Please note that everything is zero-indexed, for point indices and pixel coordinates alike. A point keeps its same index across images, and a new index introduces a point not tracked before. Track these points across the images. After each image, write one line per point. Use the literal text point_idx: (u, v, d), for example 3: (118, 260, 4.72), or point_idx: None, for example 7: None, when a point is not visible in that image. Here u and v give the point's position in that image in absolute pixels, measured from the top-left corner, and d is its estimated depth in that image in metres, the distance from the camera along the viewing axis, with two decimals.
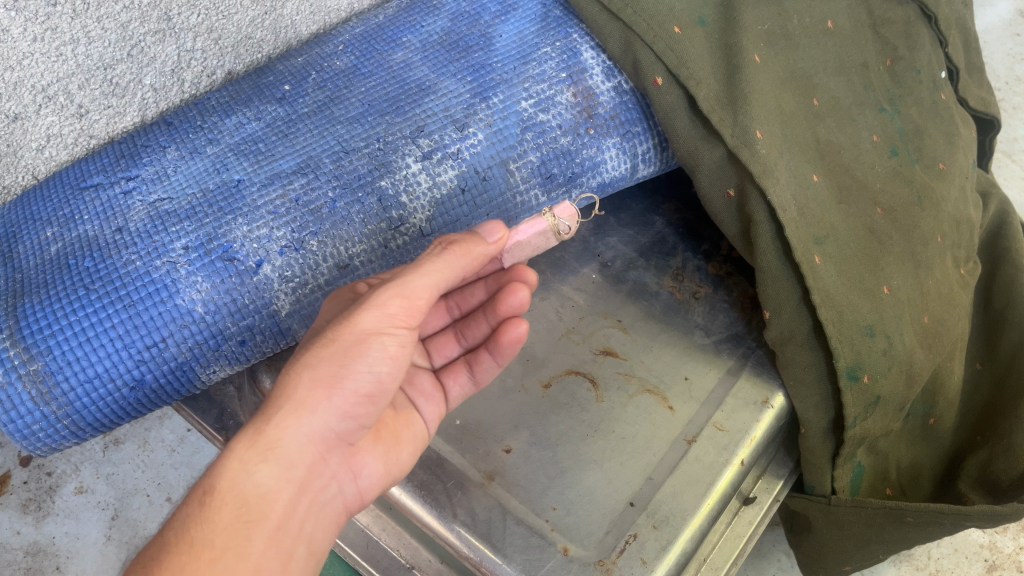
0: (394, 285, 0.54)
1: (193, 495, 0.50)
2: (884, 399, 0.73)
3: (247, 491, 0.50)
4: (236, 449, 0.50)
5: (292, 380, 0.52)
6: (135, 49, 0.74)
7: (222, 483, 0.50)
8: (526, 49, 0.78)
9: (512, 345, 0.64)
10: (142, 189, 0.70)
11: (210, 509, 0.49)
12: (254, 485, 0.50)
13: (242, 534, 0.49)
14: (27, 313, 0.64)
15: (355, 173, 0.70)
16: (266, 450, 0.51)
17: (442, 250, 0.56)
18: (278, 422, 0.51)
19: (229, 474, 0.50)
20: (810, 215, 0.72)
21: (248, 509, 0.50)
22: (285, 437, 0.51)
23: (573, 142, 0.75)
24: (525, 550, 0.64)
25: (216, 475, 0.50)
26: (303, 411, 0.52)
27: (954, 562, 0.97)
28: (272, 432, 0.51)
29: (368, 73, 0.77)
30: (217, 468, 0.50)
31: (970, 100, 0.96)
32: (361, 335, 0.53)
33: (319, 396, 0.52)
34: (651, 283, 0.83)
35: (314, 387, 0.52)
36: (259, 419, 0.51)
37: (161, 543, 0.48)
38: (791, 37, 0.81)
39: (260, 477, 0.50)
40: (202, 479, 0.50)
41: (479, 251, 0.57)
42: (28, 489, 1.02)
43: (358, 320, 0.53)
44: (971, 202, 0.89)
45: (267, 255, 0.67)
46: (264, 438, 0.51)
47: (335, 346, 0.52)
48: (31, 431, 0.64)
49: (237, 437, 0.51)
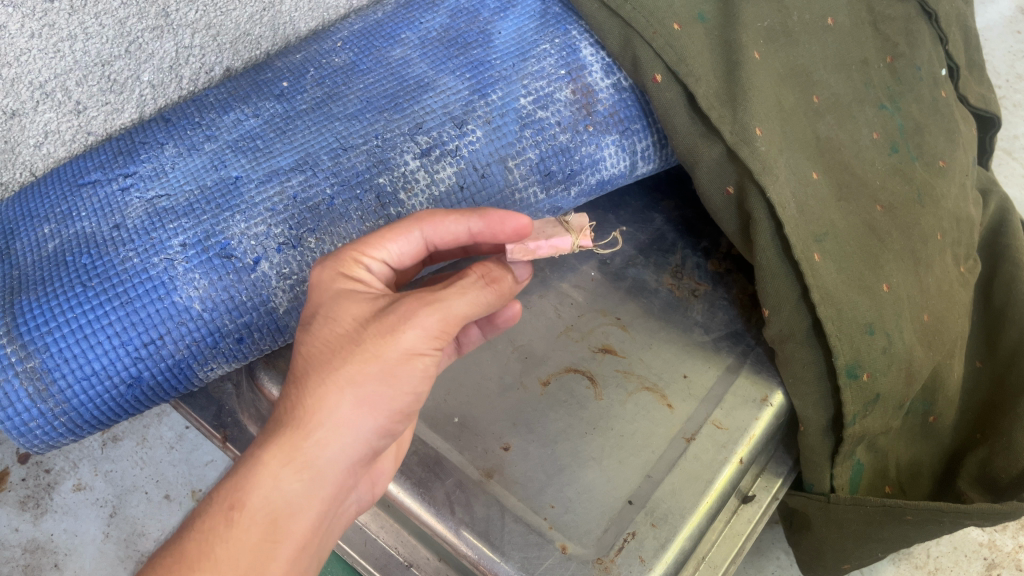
0: (440, 305, 0.50)
1: (218, 507, 0.49)
2: (883, 396, 0.73)
3: (276, 508, 0.49)
4: (270, 465, 0.49)
5: (332, 395, 0.49)
6: (133, 45, 0.74)
7: (253, 500, 0.48)
8: (525, 45, 0.77)
9: (504, 324, 0.64)
10: (140, 185, 0.70)
11: (237, 526, 0.48)
12: (285, 501, 0.49)
13: (269, 551, 0.49)
14: (24, 310, 0.64)
15: (354, 170, 0.70)
16: (301, 467, 0.49)
17: (483, 284, 0.52)
18: (312, 439, 0.49)
19: (260, 491, 0.48)
20: (810, 212, 0.72)
21: (277, 526, 0.49)
22: (321, 454, 0.49)
23: (572, 139, 0.75)
24: (523, 548, 0.64)
25: (244, 491, 0.48)
26: (342, 429, 0.49)
27: (953, 560, 0.97)
28: (309, 449, 0.49)
29: (366, 70, 0.77)
30: (244, 482, 0.48)
31: (971, 97, 0.96)
32: (406, 355, 0.49)
33: (359, 413, 0.49)
34: (651, 280, 0.83)
35: (357, 405, 0.49)
36: (293, 434, 0.49)
37: (183, 555, 0.47)
38: (791, 33, 0.80)
39: (290, 493, 0.49)
40: (227, 490, 0.49)
41: (510, 289, 0.54)
42: (27, 486, 1.01)
43: (403, 339, 0.49)
44: (971, 199, 0.89)
45: (265, 252, 0.67)
46: (299, 455, 0.49)
47: (379, 365, 0.49)
48: (29, 428, 0.64)
49: (271, 453, 0.49)
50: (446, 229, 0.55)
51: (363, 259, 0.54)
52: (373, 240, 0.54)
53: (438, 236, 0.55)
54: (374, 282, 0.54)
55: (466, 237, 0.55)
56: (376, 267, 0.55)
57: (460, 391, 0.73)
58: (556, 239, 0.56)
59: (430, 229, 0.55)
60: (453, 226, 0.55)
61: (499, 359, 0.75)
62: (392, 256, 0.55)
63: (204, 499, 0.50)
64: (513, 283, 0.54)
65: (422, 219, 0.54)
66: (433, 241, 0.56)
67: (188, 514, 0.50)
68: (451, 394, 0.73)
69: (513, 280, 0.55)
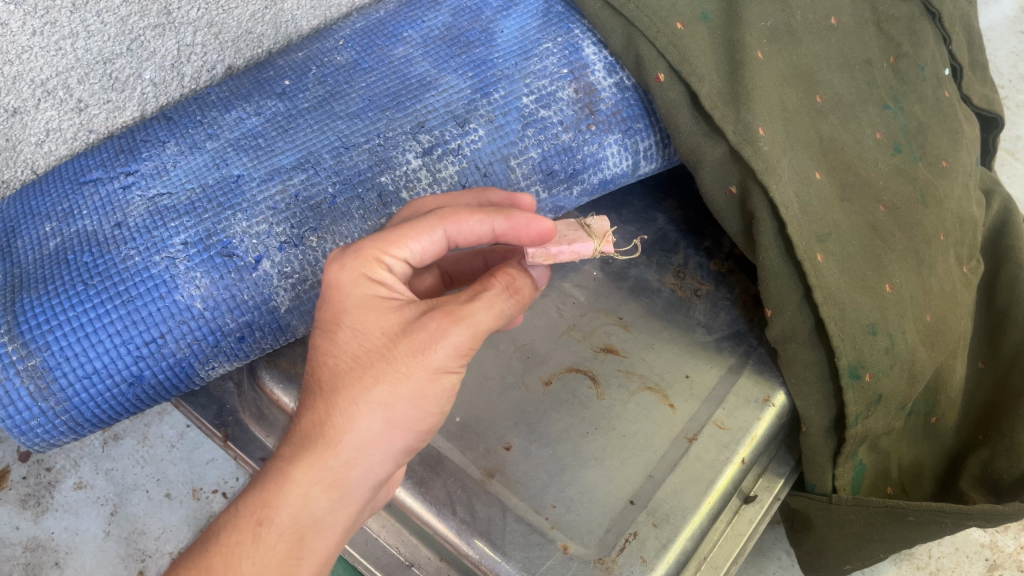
0: (470, 322, 0.49)
1: (246, 522, 0.48)
2: (886, 397, 0.73)
3: (305, 524, 0.49)
4: (299, 482, 0.48)
5: (362, 414, 0.49)
6: (135, 43, 0.73)
7: (282, 517, 0.48)
8: (527, 44, 0.77)
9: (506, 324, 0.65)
10: (141, 184, 0.70)
11: (265, 541, 0.48)
12: (313, 518, 0.49)
13: (294, 568, 0.49)
14: (25, 309, 0.63)
15: (356, 169, 0.70)
16: (330, 486, 0.49)
17: (508, 296, 0.51)
18: (342, 458, 0.49)
19: (289, 508, 0.48)
20: (813, 212, 0.72)
21: (304, 542, 0.49)
22: (350, 472, 0.49)
23: (575, 138, 0.75)
24: (524, 548, 0.64)
25: (273, 508, 0.48)
26: (371, 448, 0.49)
27: (955, 561, 0.97)
28: (338, 468, 0.49)
29: (368, 68, 0.76)
30: (273, 499, 0.48)
31: (974, 97, 0.96)
32: (434, 374, 0.49)
33: (387, 432, 0.50)
34: (653, 280, 0.82)
35: (386, 424, 0.49)
36: (323, 452, 0.49)
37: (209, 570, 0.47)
38: (794, 32, 0.80)
39: (319, 511, 0.49)
40: (254, 506, 0.49)
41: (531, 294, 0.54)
42: (27, 484, 1.01)
43: (432, 357, 0.49)
44: (974, 200, 0.89)
45: (266, 251, 0.67)
46: (329, 474, 0.49)
47: (409, 384, 0.49)
48: (29, 427, 0.64)
49: (300, 471, 0.48)
50: (470, 229, 0.53)
51: (385, 258, 0.52)
52: (396, 239, 0.52)
53: (461, 237, 0.53)
54: (395, 283, 0.52)
55: (489, 237, 0.54)
56: (396, 266, 0.53)
57: (462, 390, 0.73)
58: (578, 244, 0.56)
59: (453, 227, 0.53)
60: (477, 226, 0.53)
61: (501, 359, 0.75)
62: (412, 255, 0.53)
63: (228, 513, 0.50)
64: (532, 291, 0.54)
65: (446, 217, 0.52)
66: (455, 240, 0.54)
67: (212, 528, 0.50)
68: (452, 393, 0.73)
69: (534, 287, 0.54)
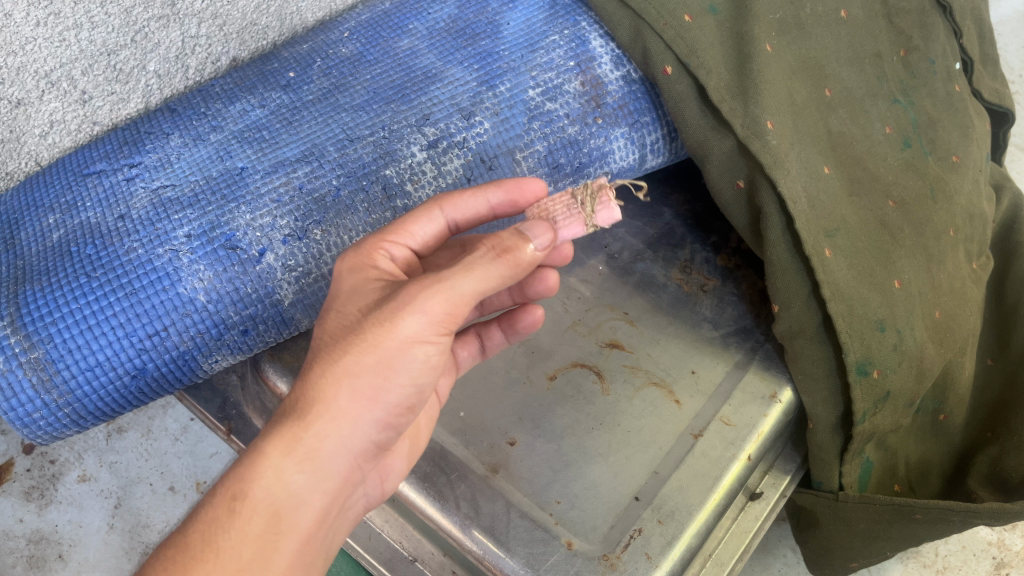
0: (444, 289, 0.47)
1: (221, 498, 0.48)
2: (893, 394, 0.72)
3: (279, 501, 0.48)
4: (271, 456, 0.48)
5: (332, 387, 0.48)
6: (139, 35, 0.73)
7: (255, 491, 0.48)
8: (534, 36, 0.77)
9: (525, 329, 0.65)
10: (145, 175, 0.70)
11: (239, 517, 0.47)
12: (286, 493, 0.48)
13: (269, 544, 0.48)
14: (28, 300, 0.63)
15: (360, 161, 0.69)
16: (303, 459, 0.48)
17: (493, 258, 0.49)
18: (314, 431, 0.48)
19: (262, 482, 0.48)
20: (821, 207, 0.71)
21: (278, 519, 0.48)
22: (321, 446, 0.49)
23: (581, 131, 0.74)
24: (529, 543, 0.64)
25: (246, 482, 0.48)
26: (342, 422, 0.49)
27: (961, 559, 0.97)
28: (310, 442, 0.48)
29: (373, 60, 0.76)
30: (247, 473, 0.48)
31: (984, 92, 0.94)
32: (406, 344, 0.48)
33: (360, 406, 0.49)
34: (659, 275, 0.82)
35: (357, 398, 0.49)
36: (296, 426, 0.48)
37: (185, 544, 0.47)
38: (803, 25, 0.79)
39: (293, 486, 0.48)
40: (230, 482, 0.48)
41: (529, 258, 0.49)
42: (31, 477, 1.01)
43: (403, 326, 0.48)
44: (984, 195, 0.88)
45: (270, 243, 0.66)
46: (301, 448, 0.48)
47: (379, 355, 0.48)
48: (32, 419, 0.64)
49: (272, 445, 0.48)
50: (466, 204, 0.57)
51: (386, 244, 0.55)
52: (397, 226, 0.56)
53: (460, 213, 0.57)
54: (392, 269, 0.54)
55: (486, 210, 0.59)
56: (399, 255, 0.55)
57: (466, 385, 0.73)
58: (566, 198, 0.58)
59: (450, 207, 0.57)
60: (471, 202, 0.57)
61: (506, 353, 0.75)
62: (415, 241, 0.56)
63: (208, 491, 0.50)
64: (532, 254, 0.50)
65: (442, 199, 0.57)
66: (455, 219, 0.58)
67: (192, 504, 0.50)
68: (456, 389, 0.72)
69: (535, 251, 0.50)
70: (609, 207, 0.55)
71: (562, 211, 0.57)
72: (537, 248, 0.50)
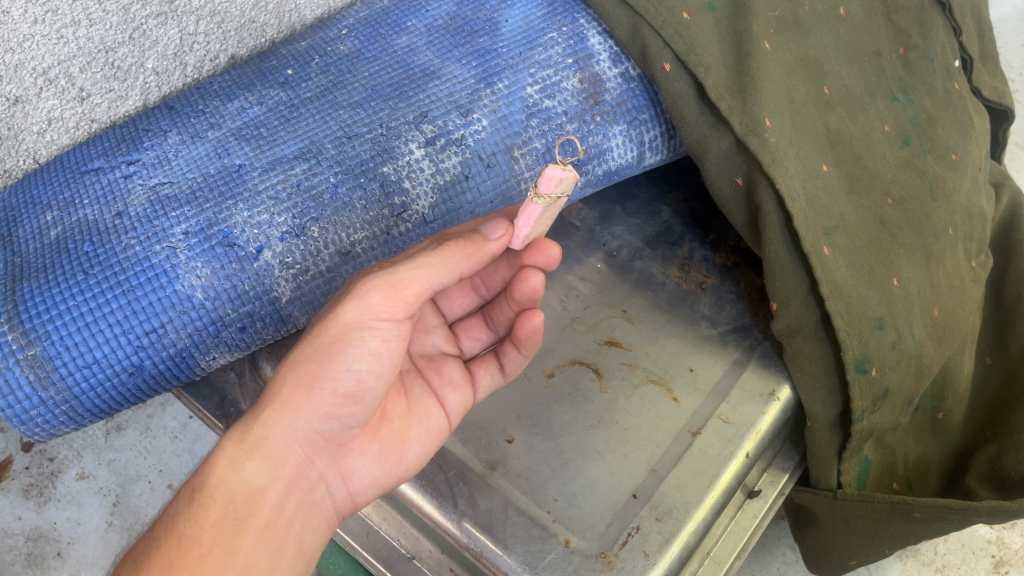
0: (381, 277, 0.52)
1: (185, 492, 0.51)
2: (892, 392, 0.72)
3: (235, 488, 0.50)
4: (227, 446, 0.52)
5: (282, 378, 0.53)
6: (137, 32, 0.73)
7: (212, 480, 0.50)
8: (533, 33, 0.76)
9: (531, 338, 0.64)
10: (142, 173, 0.70)
11: (199, 505, 0.50)
12: (240, 481, 0.50)
13: (226, 531, 0.49)
14: (25, 298, 0.63)
15: (358, 158, 0.69)
16: (255, 447, 0.51)
17: (430, 248, 0.54)
18: (264, 420, 0.52)
19: (218, 471, 0.51)
20: (819, 205, 0.71)
21: (234, 506, 0.50)
22: (271, 434, 0.52)
23: (579, 129, 0.74)
24: (526, 541, 0.64)
25: (206, 473, 0.51)
26: (289, 411, 0.52)
27: (961, 558, 0.96)
28: (260, 430, 0.52)
29: (371, 57, 0.76)
30: (208, 466, 0.51)
31: (984, 90, 0.94)
32: (343, 329, 0.52)
33: (304, 394, 0.52)
34: (658, 273, 0.82)
35: (300, 385, 0.52)
36: (249, 417, 0.52)
37: (153, 537, 0.49)
38: (802, 23, 0.79)
39: (247, 473, 0.51)
40: (192, 480, 0.51)
41: (479, 245, 0.55)
42: (30, 475, 1.01)
43: (339, 313, 0.52)
44: (984, 193, 0.88)
45: (268, 241, 0.66)
46: (252, 436, 0.52)
47: (318, 342, 0.52)
48: (30, 416, 0.64)
49: (228, 436, 0.52)
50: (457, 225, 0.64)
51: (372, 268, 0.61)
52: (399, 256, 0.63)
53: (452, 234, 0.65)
54: None
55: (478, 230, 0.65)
56: None
57: None
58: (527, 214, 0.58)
59: (446, 231, 0.65)
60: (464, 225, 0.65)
61: None
62: None
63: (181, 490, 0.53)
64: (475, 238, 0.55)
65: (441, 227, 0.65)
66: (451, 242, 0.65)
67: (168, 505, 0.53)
68: None
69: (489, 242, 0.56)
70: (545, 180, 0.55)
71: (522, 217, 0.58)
72: (490, 239, 0.56)
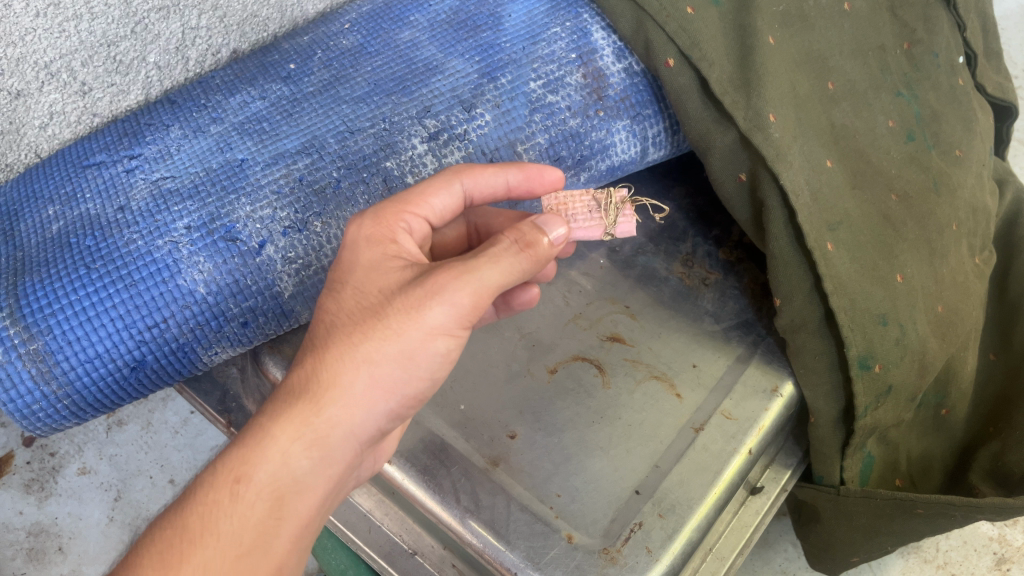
0: (471, 279, 0.48)
1: (222, 479, 0.47)
2: (895, 388, 0.72)
3: (285, 484, 0.48)
4: (279, 439, 0.48)
5: (348, 371, 0.48)
6: (139, 26, 0.73)
7: (260, 475, 0.47)
8: (536, 28, 0.76)
9: (519, 308, 0.66)
10: (145, 167, 0.69)
11: (242, 500, 0.47)
12: (293, 477, 0.48)
13: (270, 531, 0.48)
14: (27, 292, 0.63)
15: (361, 153, 0.69)
16: (312, 443, 0.48)
17: (518, 249, 0.50)
18: (327, 416, 0.48)
19: (269, 466, 0.47)
20: (823, 200, 0.71)
21: (281, 503, 0.48)
22: (332, 431, 0.49)
23: (582, 124, 0.74)
24: (529, 537, 0.63)
25: (252, 464, 0.47)
26: (355, 409, 0.49)
27: (963, 554, 0.96)
28: (321, 426, 0.48)
29: (374, 52, 0.75)
30: (253, 456, 0.47)
31: (988, 86, 0.94)
32: (428, 332, 0.48)
33: (375, 395, 0.49)
34: (660, 269, 0.81)
35: (372, 384, 0.49)
36: (307, 408, 0.48)
37: (183, 530, 0.46)
38: (806, 18, 0.79)
39: (299, 471, 0.48)
40: (231, 463, 0.47)
41: (547, 250, 0.51)
42: (31, 469, 1.01)
43: (428, 314, 0.48)
44: (988, 189, 0.87)
45: (270, 235, 0.66)
46: (312, 431, 0.48)
47: (399, 344, 0.48)
48: (31, 411, 0.64)
49: (281, 427, 0.48)
50: (486, 181, 0.57)
51: (406, 215, 0.54)
52: (416, 190, 0.55)
53: (477, 187, 0.57)
54: (410, 242, 0.53)
55: (502, 188, 0.59)
56: (416, 225, 0.55)
57: (467, 378, 0.73)
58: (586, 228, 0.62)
59: (470, 180, 0.56)
60: (492, 178, 0.57)
61: (507, 347, 0.75)
62: (432, 211, 0.55)
63: (205, 472, 0.48)
64: (550, 245, 0.51)
65: (462, 171, 0.56)
66: (471, 191, 0.57)
67: (187, 485, 0.49)
68: (457, 382, 0.72)
69: (551, 244, 0.51)
70: (629, 219, 0.61)
71: (583, 212, 0.62)
72: (554, 242, 0.51)
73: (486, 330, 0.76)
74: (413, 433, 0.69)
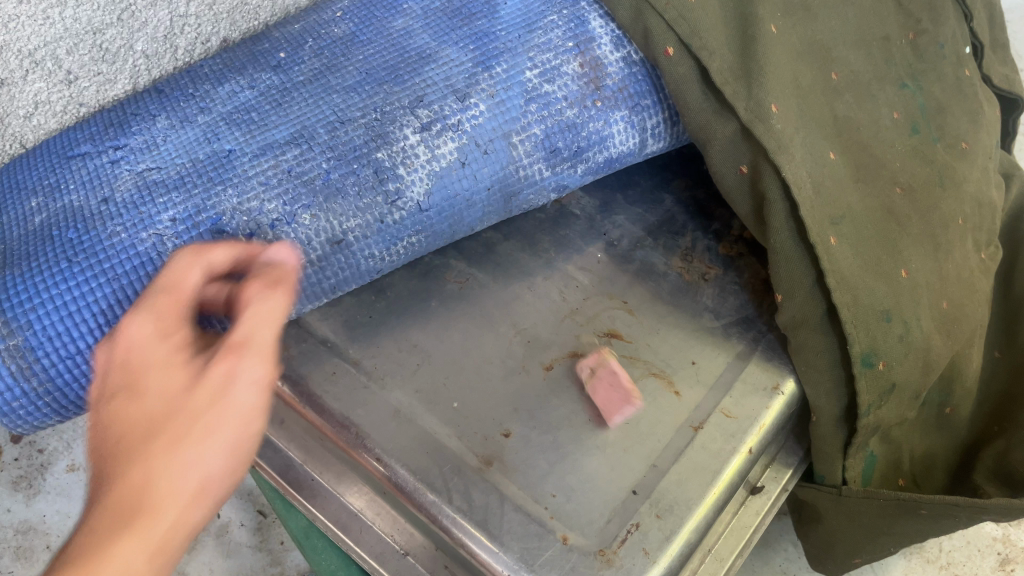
0: (275, 311, 0.50)
1: (101, 510, 0.41)
2: (899, 386, 0.70)
3: (180, 496, 0.43)
4: (182, 448, 0.44)
5: (247, 372, 0.47)
6: (125, 13, 0.71)
7: (151, 490, 0.42)
8: (532, 16, 0.74)
9: None
10: (129, 158, 0.68)
11: (135, 525, 0.41)
12: (192, 493, 0.43)
13: (168, 554, 0.42)
14: (7, 286, 0.61)
15: (351, 144, 0.67)
16: (219, 449, 0.45)
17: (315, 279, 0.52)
18: (232, 424, 0.46)
19: (163, 481, 0.43)
20: (826, 193, 0.69)
21: (180, 520, 0.43)
22: (240, 440, 0.46)
23: (580, 115, 0.72)
24: (523, 538, 0.62)
25: (148, 481, 0.42)
26: (254, 420, 0.47)
27: (966, 555, 0.95)
28: (228, 431, 0.45)
29: (366, 40, 0.74)
30: (148, 475, 0.42)
31: (994, 78, 0.92)
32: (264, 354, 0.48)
33: (263, 415, 0.48)
34: (659, 263, 0.80)
35: (261, 392, 0.47)
36: (207, 412, 0.45)
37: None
38: (809, 6, 0.77)
39: (201, 484, 0.44)
40: (112, 487, 0.42)
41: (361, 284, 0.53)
42: (20, 466, 1.00)
43: (260, 331, 0.49)
44: (994, 183, 0.86)
45: (258, 228, 0.64)
46: (216, 432, 0.45)
47: (254, 354, 0.48)
48: (12, 408, 0.62)
49: (188, 436, 0.44)
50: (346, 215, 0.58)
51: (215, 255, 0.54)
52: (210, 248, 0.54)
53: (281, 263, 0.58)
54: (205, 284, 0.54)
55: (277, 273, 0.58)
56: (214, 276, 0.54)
57: (460, 374, 0.71)
58: None
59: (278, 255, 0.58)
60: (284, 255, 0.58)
61: (501, 343, 0.73)
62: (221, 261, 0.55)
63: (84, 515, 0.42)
64: None
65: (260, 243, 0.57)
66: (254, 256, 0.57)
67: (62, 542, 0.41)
68: (450, 378, 0.71)
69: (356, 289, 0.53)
70: None
71: None
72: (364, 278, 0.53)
73: (481, 326, 0.74)
74: (405, 431, 0.67)
